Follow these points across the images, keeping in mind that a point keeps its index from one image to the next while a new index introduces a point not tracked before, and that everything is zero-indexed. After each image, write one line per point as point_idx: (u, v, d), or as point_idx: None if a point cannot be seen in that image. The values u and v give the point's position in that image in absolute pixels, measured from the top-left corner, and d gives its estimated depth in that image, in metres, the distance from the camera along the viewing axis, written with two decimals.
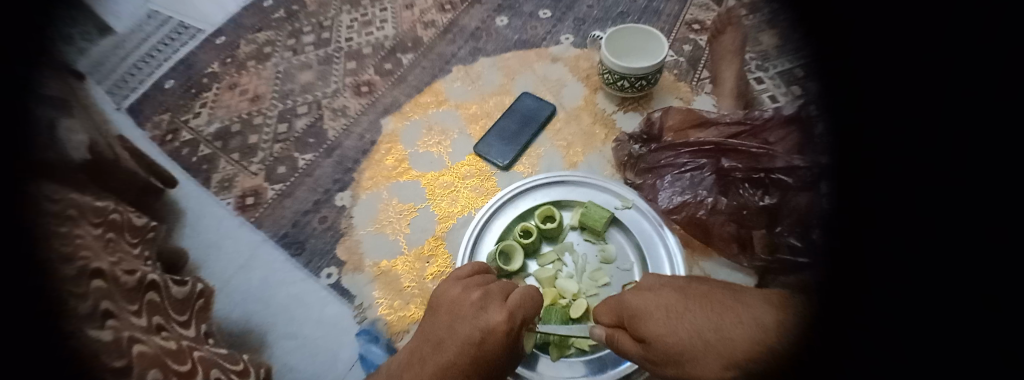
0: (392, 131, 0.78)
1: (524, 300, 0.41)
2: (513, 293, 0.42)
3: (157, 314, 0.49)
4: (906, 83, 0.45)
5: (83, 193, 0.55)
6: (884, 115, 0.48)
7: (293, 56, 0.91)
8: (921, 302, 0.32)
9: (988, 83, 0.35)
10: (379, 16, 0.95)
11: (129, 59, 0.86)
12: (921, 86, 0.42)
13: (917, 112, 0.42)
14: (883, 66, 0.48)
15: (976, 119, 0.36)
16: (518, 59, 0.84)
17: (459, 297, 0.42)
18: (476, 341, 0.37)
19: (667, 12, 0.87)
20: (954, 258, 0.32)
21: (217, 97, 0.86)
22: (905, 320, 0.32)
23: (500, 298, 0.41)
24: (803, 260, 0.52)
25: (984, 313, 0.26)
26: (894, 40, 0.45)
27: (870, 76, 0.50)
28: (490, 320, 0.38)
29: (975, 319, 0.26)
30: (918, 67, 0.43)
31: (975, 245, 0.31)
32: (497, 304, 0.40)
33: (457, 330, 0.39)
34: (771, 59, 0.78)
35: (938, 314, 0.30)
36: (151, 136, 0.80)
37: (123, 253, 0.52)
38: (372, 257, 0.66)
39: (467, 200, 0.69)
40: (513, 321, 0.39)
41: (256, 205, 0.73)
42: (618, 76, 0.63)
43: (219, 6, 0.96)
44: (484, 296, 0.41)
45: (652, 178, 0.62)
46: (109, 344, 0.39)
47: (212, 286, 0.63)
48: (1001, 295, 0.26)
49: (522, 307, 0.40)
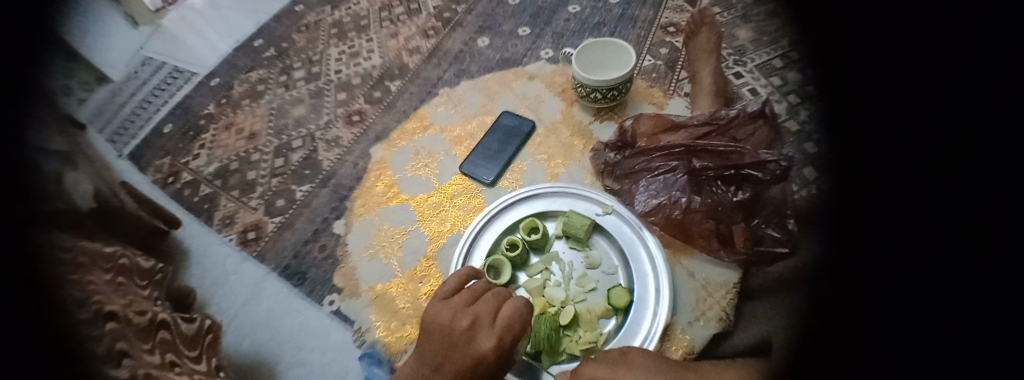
0: (381, 158, 0.81)
1: (514, 318, 0.42)
2: (502, 311, 0.42)
3: (169, 351, 0.57)
4: (908, 72, 0.45)
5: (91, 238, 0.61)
6: (880, 115, 0.49)
7: (286, 92, 0.95)
8: (921, 304, 0.33)
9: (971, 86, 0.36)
10: (366, 46, 0.99)
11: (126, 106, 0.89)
12: (914, 87, 0.43)
13: (911, 113, 0.44)
14: (882, 68, 0.49)
15: (963, 113, 0.36)
16: (498, 80, 0.87)
17: (448, 323, 0.41)
18: (471, 367, 0.39)
19: (641, 19, 0.90)
20: (948, 256, 0.33)
21: (215, 138, 0.89)
22: (910, 321, 0.34)
23: (490, 321, 0.41)
24: (782, 249, 0.56)
25: (984, 318, 0.27)
26: (892, 43, 0.46)
27: (868, 78, 0.51)
28: (481, 347, 0.40)
29: (976, 325, 0.28)
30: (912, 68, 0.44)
31: (965, 243, 0.33)
32: (487, 329, 0.41)
33: (450, 356, 0.41)
34: (748, 53, 0.81)
35: (943, 318, 0.31)
36: (153, 180, 0.83)
37: (133, 295, 0.59)
38: (367, 282, 0.68)
39: (457, 219, 0.72)
40: (504, 344, 0.41)
41: (258, 239, 0.75)
42: (590, 89, 0.66)
43: (212, 49, 1.00)
44: (472, 323, 0.41)
45: (629, 184, 0.65)
46: None
47: (220, 322, 0.66)
48: (999, 300, 0.27)
49: (510, 327, 0.41)
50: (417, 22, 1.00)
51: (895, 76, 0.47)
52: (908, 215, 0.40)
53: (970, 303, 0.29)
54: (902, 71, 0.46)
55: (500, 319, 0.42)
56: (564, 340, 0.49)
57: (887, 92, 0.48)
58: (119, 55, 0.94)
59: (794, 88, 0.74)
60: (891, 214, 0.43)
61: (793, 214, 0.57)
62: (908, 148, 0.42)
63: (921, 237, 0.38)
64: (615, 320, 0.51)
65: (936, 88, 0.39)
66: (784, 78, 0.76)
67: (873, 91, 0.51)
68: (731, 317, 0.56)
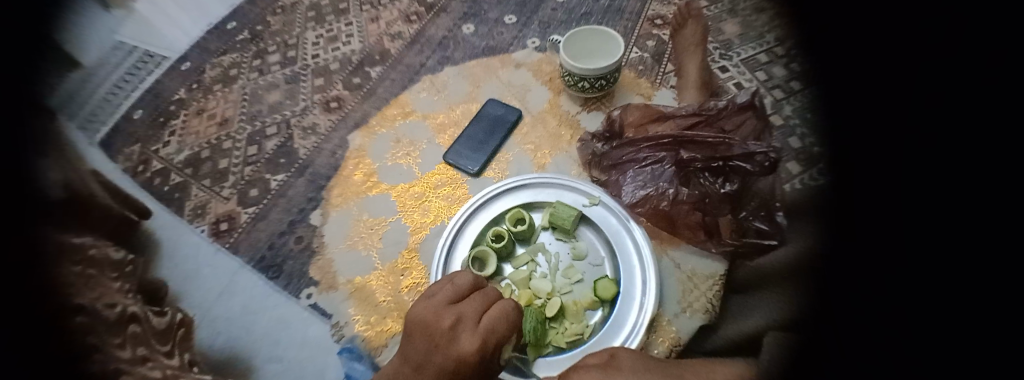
0: (359, 146, 0.78)
1: (497, 323, 0.39)
2: (487, 314, 0.40)
3: (142, 345, 0.55)
4: (881, 72, 0.49)
5: (66, 232, 0.60)
6: (854, 114, 0.53)
7: (259, 77, 0.90)
8: (897, 288, 0.36)
9: (955, 80, 0.38)
10: (345, 30, 0.94)
11: (95, 93, 0.83)
12: (889, 84, 0.47)
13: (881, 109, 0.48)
14: (859, 67, 0.53)
15: (937, 107, 0.39)
16: (484, 67, 0.84)
17: (431, 319, 0.39)
18: (451, 371, 0.36)
19: (629, 9, 0.89)
20: (912, 240, 0.37)
21: (186, 124, 0.84)
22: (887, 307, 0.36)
23: (474, 321, 0.39)
24: (771, 241, 0.56)
25: (960, 302, 0.29)
26: (871, 44, 0.50)
27: (847, 76, 0.55)
28: (462, 349, 0.36)
29: (952, 308, 0.30)
30: (887, 69, 0.48)
31: (922, 231, 0.37)
32: (470, 329, 0.38)
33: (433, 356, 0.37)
34: (734, 47, 0.81)
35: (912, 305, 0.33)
36: (122, 168, 0.77)
37: (103, 288, 0.57)
38: (346, 275, 0.66)
39: (439, 210, 0.69)
40: (485, 348, 0.37)
41: (231, 230, 0.71)
42: (578, 78, 0.65)
43: (182, 32, 0.93)
44: (456, 322, 0.38)
45: (617, 174, 0.64)
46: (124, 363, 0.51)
47: (193, 317, 0.62)
48: (973, 285, 0.30)
49: (494, 331, 0.39)
50: (399, 7, 0.96)
51: (874, 78, 0.50)
52: (875, 209, 0.44)
53: (922, 290, 0.33)
54: (881, 75, 0.49)
55: (484, 320, 0.39)
56: (550, 332, 0.49)
57: (866, 93, 0.51)
58: (92, 39, 0.86)
59: (780, 82, 0.75)
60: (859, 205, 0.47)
61: (781, 206, 0.58)
62: (881, 151, 0.46)
63: (878, 227, 0.42)
64: (601, 312, 0.51)
65: (913, 93, 0.43)
66: (769, 73, 0.77)
67: (849, 86, 0.54)
68: (714, 305, 0.57)
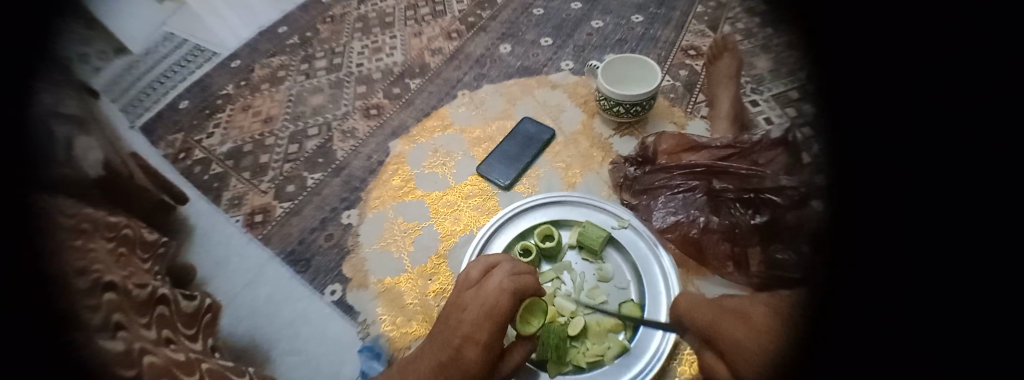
0: (399, 153, 0.81)
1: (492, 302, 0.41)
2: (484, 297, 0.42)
3: (165, 327, 0.54)
4: (881, 82, 0.47)
5: None
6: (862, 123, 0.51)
7: (306, 80, 0.96)
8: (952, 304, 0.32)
9: (983, 79, 0.37)
10: (389, 43, 1.00)
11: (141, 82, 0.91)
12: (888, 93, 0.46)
13: (890, 116, 0.46)
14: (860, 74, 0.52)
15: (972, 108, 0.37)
16: (520, 86, 0.88)
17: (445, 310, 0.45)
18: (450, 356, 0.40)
19: (664, 39, 0.92)
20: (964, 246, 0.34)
21: (231, 118, 0.90)
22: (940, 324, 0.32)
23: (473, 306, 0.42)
24: (795, 275, 0.51)
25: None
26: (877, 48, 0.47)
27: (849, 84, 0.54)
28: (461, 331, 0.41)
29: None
30: (885, 76, 0.47)
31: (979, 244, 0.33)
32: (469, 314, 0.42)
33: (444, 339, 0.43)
34: (765, 82, 0.83)
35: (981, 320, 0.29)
36: (164, 155, 0.84)
37: (134, 268, 0.58)
38: (377, 275, 0.68)
39: (469, 220, 0.71)
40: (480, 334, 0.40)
41: (264, 222, 0.75)
42: (613, 103, 0.67)
43: (233, 34, 1.02)
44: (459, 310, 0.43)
45: (647, 199, 0.65)
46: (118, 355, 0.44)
47: (218, 301, 0.66)
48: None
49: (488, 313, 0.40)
50: (441, 24, 1.01)
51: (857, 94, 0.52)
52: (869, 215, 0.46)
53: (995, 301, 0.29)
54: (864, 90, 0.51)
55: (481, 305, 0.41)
56: (572, 350, 0.48)
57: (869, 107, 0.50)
58: (142, 30, 0.98)
59: None
60: (884, 220, 0.44)
61: (806, 238, 0.53)
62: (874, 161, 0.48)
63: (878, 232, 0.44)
64: (624, 336, 0.50)
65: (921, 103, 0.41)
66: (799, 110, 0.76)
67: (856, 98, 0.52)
68: None
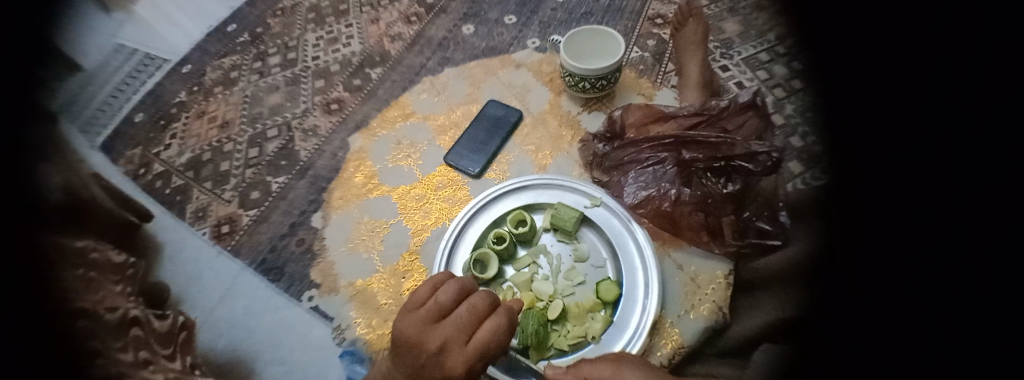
0: (360, 148, 0.78)
1: (491, 338, 0.36)
2: (478, 330, 0.36)
3: (144, 349, 0.57)
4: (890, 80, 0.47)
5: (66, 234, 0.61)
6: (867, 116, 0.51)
7: (260, 79, 0.90)
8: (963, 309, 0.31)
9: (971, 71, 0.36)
10: (345, 32, 0.94)
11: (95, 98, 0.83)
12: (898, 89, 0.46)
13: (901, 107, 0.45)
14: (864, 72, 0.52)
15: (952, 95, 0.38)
16: (483, 67, 0.84)
17: (416, 340, 0.35)
18: None
19: (629, 9, 0.89)
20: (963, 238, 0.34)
21: (187, 126, 0.84)
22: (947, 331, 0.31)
23: (462, 341, 0.35)
24: (776, 242, 0.56)
25: None
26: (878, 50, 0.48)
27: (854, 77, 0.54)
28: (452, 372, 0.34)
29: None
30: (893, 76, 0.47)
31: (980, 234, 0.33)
32: (459, 350, 0.34)
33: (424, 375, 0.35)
34: (734, 46, 0.80)
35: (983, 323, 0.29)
36: (124, 172, 0.77)
37: (105, 292, 0.60)
38: (347, 278, 0.65)
39: (440, 212, 0.69)
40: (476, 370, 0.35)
41: (232, 232, 0.71)
42: (579, 78, 0.65)
43: (184, 36, 0.94)
44: (443, 343, 0.34)
45: (618, 175, 0.64)
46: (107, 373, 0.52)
47: (194, 319, 0.62)
48: None
49: (487, 350, 0.35)
50: (399, 8, 0.95)
51: (880, 79, 0.50)
52: (886, 201, 0.46)
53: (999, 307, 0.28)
54: (889, 77, 0.49)
55: (476, 337, 0.35)
56: (552, 334, 0.48)
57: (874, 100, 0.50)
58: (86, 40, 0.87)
59: (780, 82, 0.74)
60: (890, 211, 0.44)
61: (785, 207, 0.58)
62: (893, 148, 0.46)
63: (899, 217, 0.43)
64: (603, 314, 0.50)
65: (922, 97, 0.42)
66: (770, 72, 0.76)
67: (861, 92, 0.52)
68: (725, 312, 0.55)
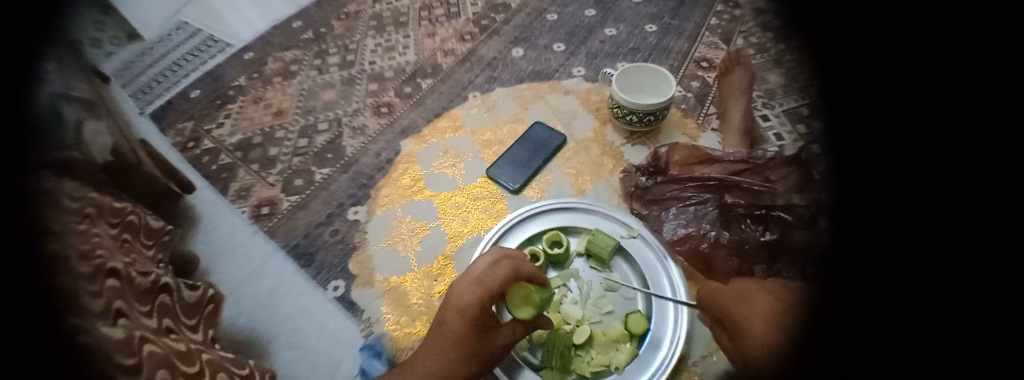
0: (410, 152, 0.82)
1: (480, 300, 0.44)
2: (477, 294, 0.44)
3: (166, 316, 0.52)
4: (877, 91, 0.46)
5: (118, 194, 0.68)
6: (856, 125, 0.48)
7: (318, 75, 0.97)
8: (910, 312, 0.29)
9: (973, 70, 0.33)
10: (402, 42, 1.01)
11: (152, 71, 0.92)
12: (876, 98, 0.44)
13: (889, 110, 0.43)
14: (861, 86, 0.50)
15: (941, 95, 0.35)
16: (533, 91, 0.88)
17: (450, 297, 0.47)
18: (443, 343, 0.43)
19: (676, 50, 0.92)
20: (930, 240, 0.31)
21: (242, 109, 0.90)
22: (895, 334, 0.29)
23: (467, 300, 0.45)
24: None
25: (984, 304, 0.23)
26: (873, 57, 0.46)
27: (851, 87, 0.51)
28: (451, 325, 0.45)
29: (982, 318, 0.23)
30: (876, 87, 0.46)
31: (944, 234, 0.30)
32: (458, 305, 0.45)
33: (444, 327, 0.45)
34: (777, 97, 0.80)
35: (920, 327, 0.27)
36: (174, 143, 0.84)
37: (136, 255, 0.55)
38: (382, 273, 0.68)
39: (477, 221, 0.71)
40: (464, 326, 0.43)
41: (271, 214, 0.75)
42: (626, 111, 0.67)
43: (247, 26, 1.03)
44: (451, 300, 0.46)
45: (658, 210, 0.65)
46: (121, 341, 0.41)
47: (222, 292, 0.65)
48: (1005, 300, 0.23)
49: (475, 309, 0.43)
50: (455, 25, 1.02)
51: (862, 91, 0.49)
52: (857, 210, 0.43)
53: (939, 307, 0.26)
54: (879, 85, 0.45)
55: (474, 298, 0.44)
56: (575, 359, 0.48)
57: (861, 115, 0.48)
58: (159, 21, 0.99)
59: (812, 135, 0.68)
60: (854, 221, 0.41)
61: None
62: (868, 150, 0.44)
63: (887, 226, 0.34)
64: (628, 348, 0.50)
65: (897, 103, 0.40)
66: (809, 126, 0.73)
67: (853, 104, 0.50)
68: None
